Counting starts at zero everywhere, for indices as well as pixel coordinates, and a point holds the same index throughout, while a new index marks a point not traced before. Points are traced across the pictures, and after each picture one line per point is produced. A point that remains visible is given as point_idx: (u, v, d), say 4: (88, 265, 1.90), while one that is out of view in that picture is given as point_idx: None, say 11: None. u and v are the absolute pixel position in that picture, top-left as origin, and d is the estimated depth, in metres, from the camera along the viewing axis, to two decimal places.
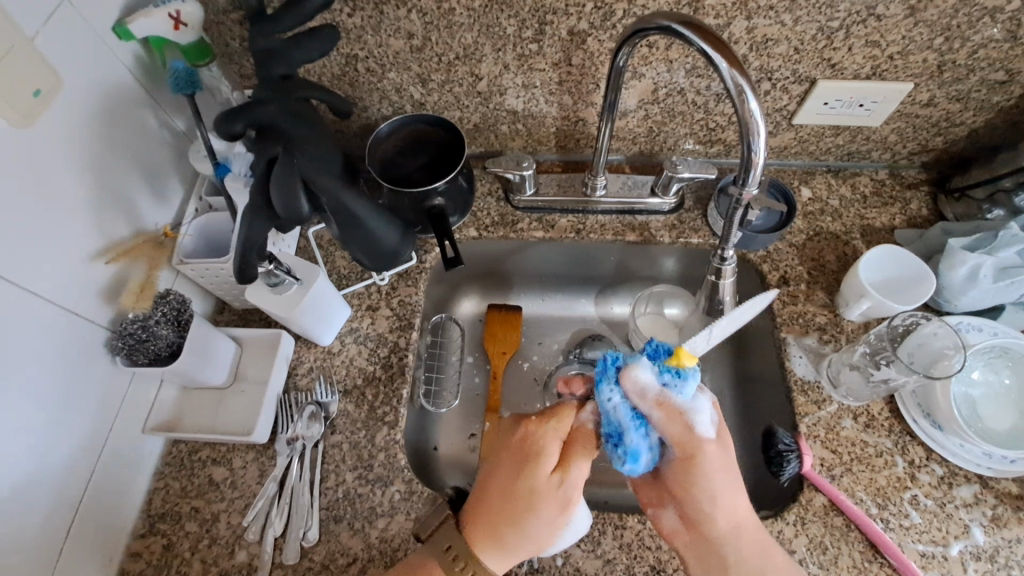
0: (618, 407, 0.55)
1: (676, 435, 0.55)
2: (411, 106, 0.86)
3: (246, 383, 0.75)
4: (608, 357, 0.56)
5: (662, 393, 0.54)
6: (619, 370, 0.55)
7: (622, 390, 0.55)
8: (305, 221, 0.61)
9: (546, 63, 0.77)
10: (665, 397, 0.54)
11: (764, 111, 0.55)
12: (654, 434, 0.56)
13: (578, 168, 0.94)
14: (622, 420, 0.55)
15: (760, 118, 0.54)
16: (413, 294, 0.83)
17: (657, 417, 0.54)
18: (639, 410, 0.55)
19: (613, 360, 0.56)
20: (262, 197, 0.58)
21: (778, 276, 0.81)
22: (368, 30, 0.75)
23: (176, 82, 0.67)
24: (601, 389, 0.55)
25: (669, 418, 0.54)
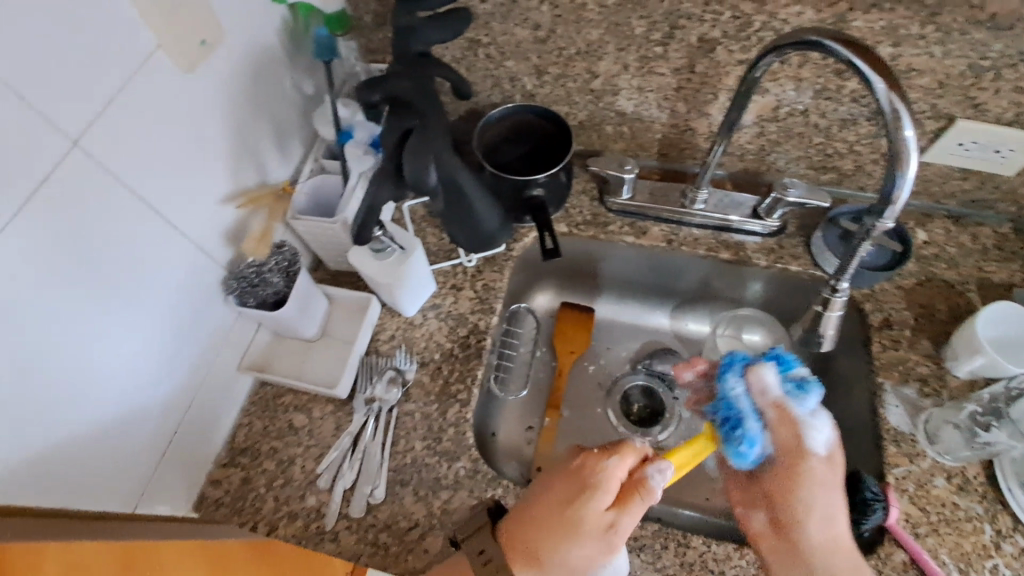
0: (741, 396, 0.60)
1: (790, 439, 0.60)
2: (521, 97, 0.87)
3: (333, 340, 0.79)
4: (736, 354, 0.62)
5: (783, 397, 0.60)
6: (745, 367, 0.61)
7: (745, 384, 0.60)
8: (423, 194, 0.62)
9: (667, 68, 0.76)
10: (784, 401, 0.60)
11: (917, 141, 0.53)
12: (767, 435, 0.60)
13: (677, 178, 0.92)
14: (743, 409, 0.59)
15: (913, 146, 0.52)
16: (497, 279, 0.85)
17: (773, 418, 0.60)
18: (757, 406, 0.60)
19: (741, 358, 0.62)
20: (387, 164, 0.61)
21: (880, 317, 0.77)
22: (496, 17, 0.76)
23: (318, 50, 0.72)
24: (726, 378, 0.61)
25: (783, 422, 0.60)
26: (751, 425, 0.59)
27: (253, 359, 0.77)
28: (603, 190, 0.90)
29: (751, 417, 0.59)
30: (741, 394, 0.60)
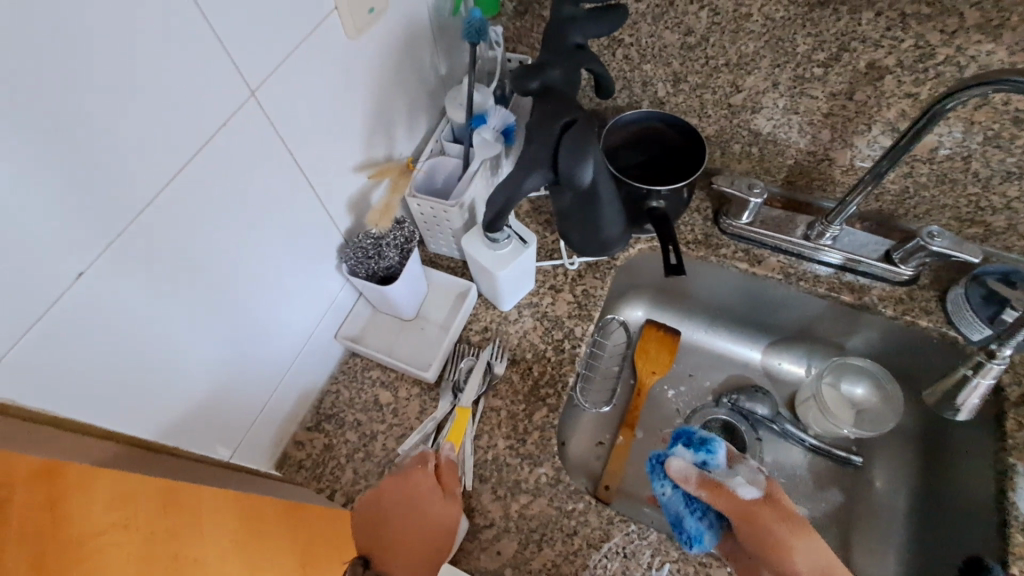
0: (670, 500, 0.60)
1: (727, 509, 0.56)
2: (649, 103, 0.84)
3: (428, 322, 0.78)
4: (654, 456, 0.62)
5: (706, 475, 0.57)
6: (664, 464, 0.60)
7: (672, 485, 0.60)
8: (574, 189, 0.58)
9: (822, 92, 0.71)
10: (707, 476, 0.57)
11: None
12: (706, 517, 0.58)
13: (800, 209, 0.87)
14: (674, 513, 0.60)
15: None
16: (598, 286, 0.82)
17: (704, 497, 0.57)
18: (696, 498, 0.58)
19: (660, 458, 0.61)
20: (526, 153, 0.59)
21: (1019, 393, 0.70)
22: (647, 18, 0.73)
23: (468, 31, 0.68)
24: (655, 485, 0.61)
25: (713, 493, 0.56)
26: (696, 521, 0.59)
27: (350, 329, 0.77)
28: (719, 211, 0.86)
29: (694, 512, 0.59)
30: (670, 497, 0.60)
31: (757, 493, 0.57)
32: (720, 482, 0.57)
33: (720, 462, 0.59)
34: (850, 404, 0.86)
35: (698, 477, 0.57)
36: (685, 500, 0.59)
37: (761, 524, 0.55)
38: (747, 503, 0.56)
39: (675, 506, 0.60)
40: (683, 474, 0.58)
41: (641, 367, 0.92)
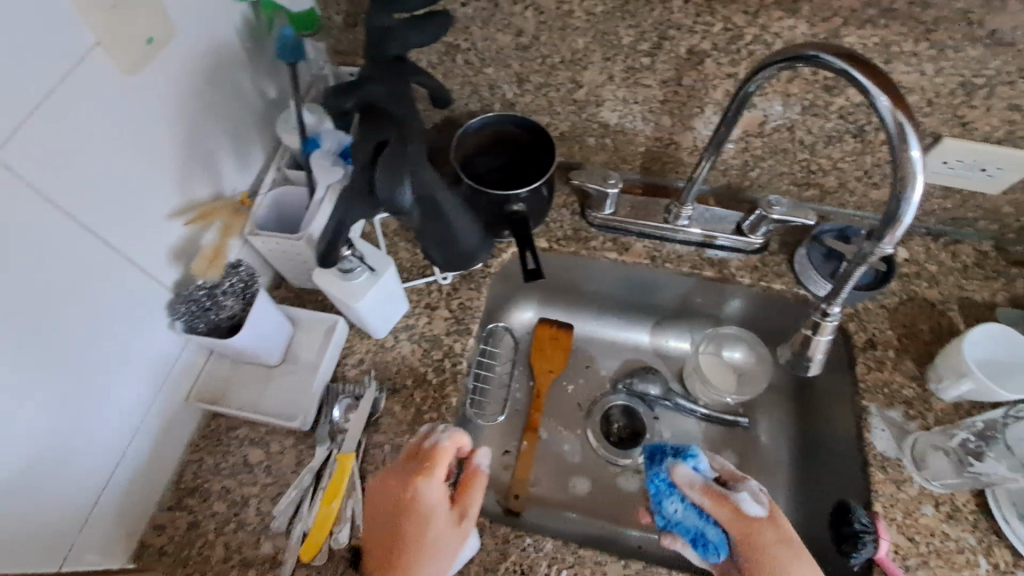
0: (682, 513, 0.64)
1: (728, 520, 0.62)
2: (501, 105, 0.83)
3: (296, 366, 0.71)
4: (652, 475, 0.66)
5: (706, 482, 0.63)
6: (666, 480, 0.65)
7: (678, 498, 0.64)
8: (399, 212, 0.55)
9: (654, 80, 0.73)
10: (711, 485, 0.64)
11: (926, 163, 0.47)
12: (712, 528, 0.63)
13: (659, 192, 0.90)
14: (693, 522, 0.63)
15: (920, 166, 0.46)
16: (475, 298, 0.80)
17: (706, 504, 0.62)
18: (703, 510, 0.63)
19: (658, 475, 0.66)
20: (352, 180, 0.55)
21: (865, 338, 0.75)
22: (477, 21, 0.71)
23: (280, 49, 0.63)
24: (663, 506, 0.64)
25: (716, 504, 0.62)
26: (715, 532, 0.63)
27: (206, 389, 0.69)
28: (584, 205, 0.87)
29: (710, 525, 0.63)
30: (681, 511, 0.64)
31: (762, 509, 0.63)
32: (723, 493, 0.63)
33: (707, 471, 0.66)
34: (732, 368, 0.91)
35: (699, 485, 0.63)
36: (695, 512, 0.64)
37: (765, 538, 0.61)
38: (758, 519, 0.62)
39: (688, 519, 0.64)
40: (691, 481, 0.63)
41: (536, 368, 0.91)
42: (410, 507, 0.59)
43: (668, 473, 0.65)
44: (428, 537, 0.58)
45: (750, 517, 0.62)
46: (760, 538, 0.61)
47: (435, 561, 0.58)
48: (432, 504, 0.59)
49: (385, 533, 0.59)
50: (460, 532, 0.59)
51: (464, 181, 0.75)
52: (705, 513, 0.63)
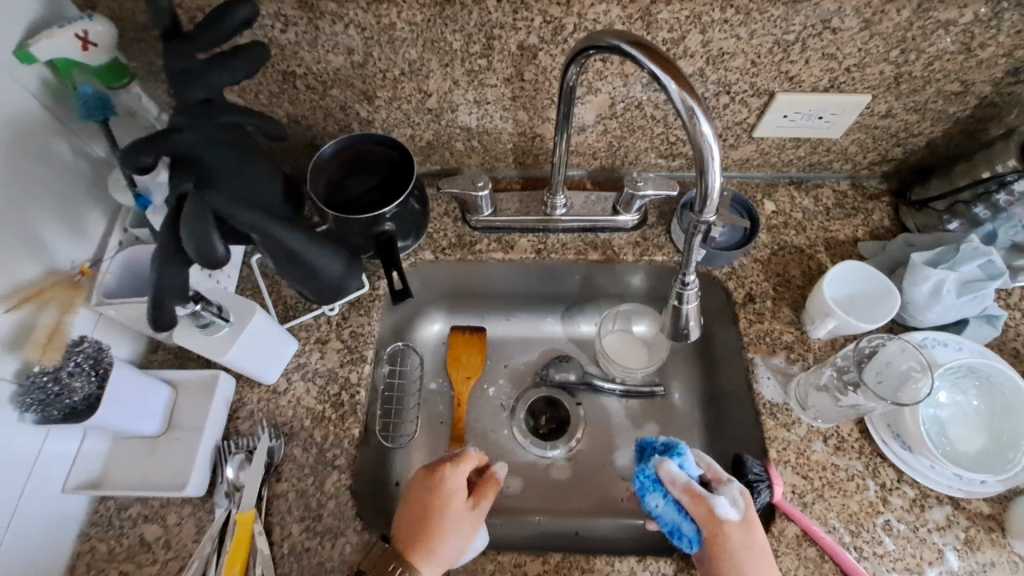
0: (664, 509, 0.61)
1: (702, 518, 0.59)
2: (358, 125, 0.82)
3: (181, 431, 0.69)
4: (640, 471, 0.63)
5: (689, 482, 0.61)
6: (653, 475, 0.63)
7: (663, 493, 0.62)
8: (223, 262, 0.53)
9: (497, 79, 0.74)
10: (693, 483, 0.61)
11: (718, 133, 0.50)
12: (688, 525, 0.61)
13: (537, 185, 0.91)
14: (672, 519, 0.61)
15: (714, 142, 0.50)
16: (365, 323, 0.79)
17: (685, 501, 0.60)
18: (683, 507, 0.61)
19: (646, 470, 0.63)
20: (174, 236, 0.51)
21: (743, 293, 0.79)
22: (303, 46, 0.70)
23: (86, 109, 0.60)
24: (648, 499, 0.62)
25: (694, 502, 0.60)
26: (689, 527, 0.60)
27: (83, 477, 0.66)
28: (464, 209, 0.87)
29: (685, 519, 0.61)
30: (662, 507, 0.61)
31: (737, 512, 0.59)
32: (702, 491, 0.60)
33: (693, 470, 0.63)
34: (640, 342, 0.94)
35: (682, 483, 0.61)
36: (674, 508, 0.61)
37: (732, 535, 0.58)
38: (727, 522, 0.59)
39: (666, 515, 0.61)
40: (673, 477, 0.61)
41: (453, 377, 0.91)
42: (438, 488, 0.62)
43: (654, 469, 0.62)
44: (441, 522, 0.61)
45: (718, 510, 0.59)
46: (725, 538, 0.58)
47: (449, 539, 0.60)
48: (457, 488, 0.62)
49: (401, 531, 0.61)
50: (474, 518, 0.62)
51: (327, 211, 0.73)
52: (683, 509, 0.61)
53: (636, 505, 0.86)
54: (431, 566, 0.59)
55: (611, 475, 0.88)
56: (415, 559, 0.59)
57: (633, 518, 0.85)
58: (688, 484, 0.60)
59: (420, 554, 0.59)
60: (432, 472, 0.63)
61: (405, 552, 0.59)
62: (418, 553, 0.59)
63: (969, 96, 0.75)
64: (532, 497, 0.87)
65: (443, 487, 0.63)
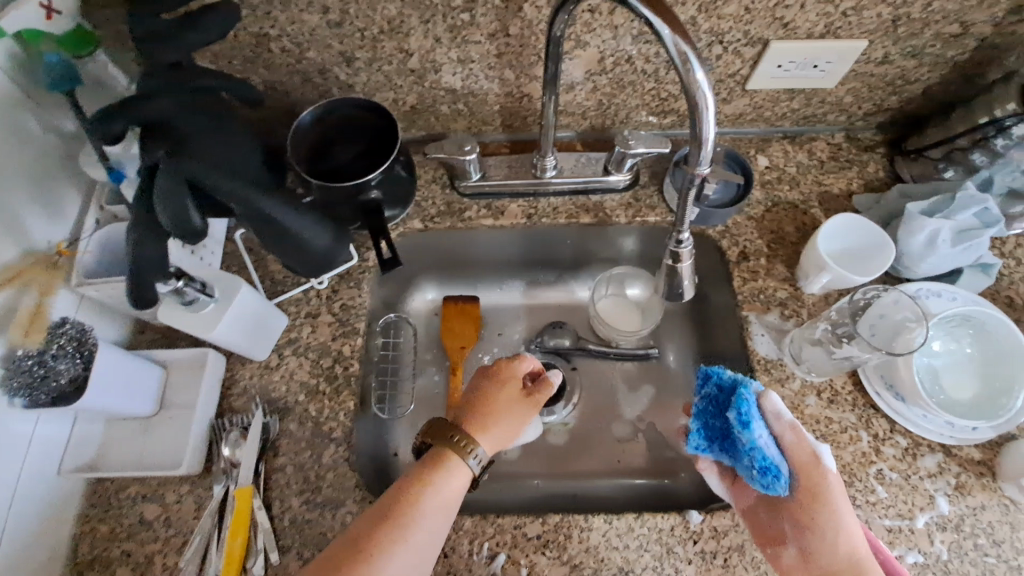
0: (767, 441, 0.56)
1: (801, 458, 0.57)
2: (338, 89, 0.79)
3: (174, 410, 0.68)
4: (740, 397, 0.57)
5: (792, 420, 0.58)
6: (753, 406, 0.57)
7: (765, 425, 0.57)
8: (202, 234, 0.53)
9: (481, 35, 0.71)
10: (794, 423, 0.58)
11: (711, 82, 0.48)
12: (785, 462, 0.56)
13: (525, 147, 0.89)
14: (772, 454, 0.55)
15: (708, 90, 0.48)
16: (356, 296, 0.77)
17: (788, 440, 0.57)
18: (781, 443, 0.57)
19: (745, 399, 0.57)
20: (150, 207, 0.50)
21: (738, 251, 0.78)
22: (275, 4, 0.67)
23: (51, 79, 0.59)
24: (754, 428, 0.55)
25: (796, 439, 0.57)
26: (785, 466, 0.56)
27: (79, 459, 0.65)
28: (451, 176, 0.85)
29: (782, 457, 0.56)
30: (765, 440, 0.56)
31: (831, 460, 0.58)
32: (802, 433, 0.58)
33: None
34: (634, 305, 0.93)
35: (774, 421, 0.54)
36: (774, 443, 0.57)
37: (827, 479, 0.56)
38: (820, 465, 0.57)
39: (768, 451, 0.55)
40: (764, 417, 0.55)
41: (449, 345, 0.89)
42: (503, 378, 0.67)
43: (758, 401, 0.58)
44: (505, 403, 0.65)
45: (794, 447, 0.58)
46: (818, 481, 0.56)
47: (507, 419, 0.64)
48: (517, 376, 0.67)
49: (463, 413, 0.65)
50: (530, 407, 0.65)
51: (310, 181, 0.71)
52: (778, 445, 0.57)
53: (634, 465, 0.86)
54: (490, 440, 0.63)
55: (606, 439, 0.88)
56: (477, 434, 0.62)
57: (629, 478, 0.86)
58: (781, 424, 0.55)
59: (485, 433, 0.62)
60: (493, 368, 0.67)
61: (471, 431, 0.62)
62: (486, 431, 0.63)
63: (968, 39, 0.73)
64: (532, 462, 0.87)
65: (507, 378, 0.67)
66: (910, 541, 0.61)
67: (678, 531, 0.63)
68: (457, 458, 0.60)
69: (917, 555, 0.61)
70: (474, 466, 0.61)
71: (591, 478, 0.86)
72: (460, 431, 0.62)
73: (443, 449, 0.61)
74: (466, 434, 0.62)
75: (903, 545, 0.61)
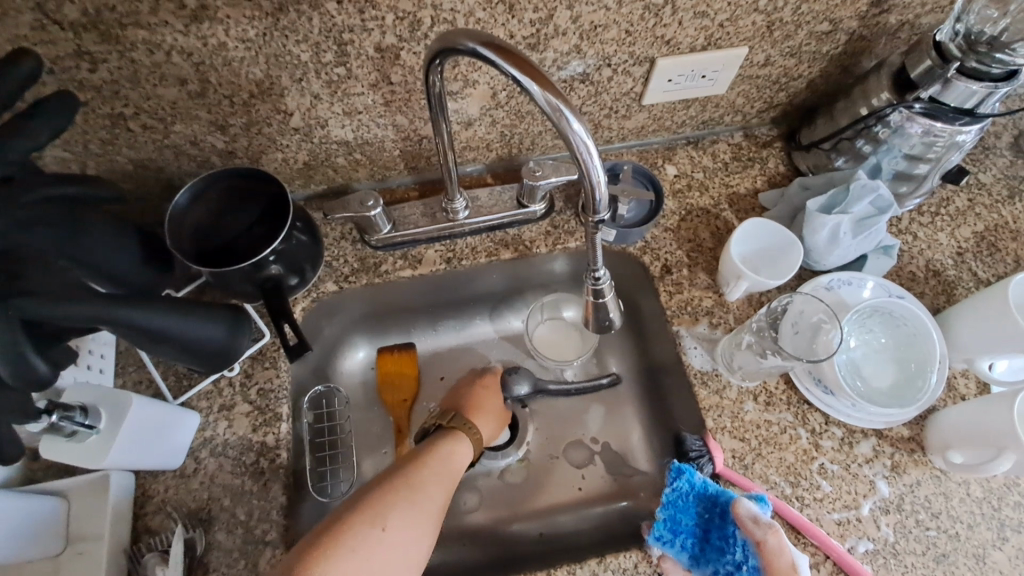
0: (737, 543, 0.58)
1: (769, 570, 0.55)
2: (219, 157, 0.72)
3: (83, 543, 0.61)
4: (725, 498, 0.61)
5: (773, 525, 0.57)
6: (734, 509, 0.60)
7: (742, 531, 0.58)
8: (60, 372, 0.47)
9: (362, 86, 0.67)
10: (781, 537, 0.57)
11: (589, 128, 0.47)
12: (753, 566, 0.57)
13: (435, 188, 0.85)
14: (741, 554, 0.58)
15: (586, 136, 0.47)
16: (273, 376, 0.71)
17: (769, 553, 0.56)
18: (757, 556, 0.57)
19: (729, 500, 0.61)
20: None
21: (659, 266, 0.78)
22: (123, 83, 0.60)
23: None
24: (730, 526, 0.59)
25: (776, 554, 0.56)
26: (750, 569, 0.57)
27: None
28: (360, 230, 0.80)
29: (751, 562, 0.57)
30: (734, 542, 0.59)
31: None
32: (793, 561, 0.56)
33: None
34: (571, 328, 0.91)
35: (761, 521, 0.57)
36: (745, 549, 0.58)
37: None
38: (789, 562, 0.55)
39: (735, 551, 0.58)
40: (755, 518, 0.57)
41: (388, 402, 0.85)
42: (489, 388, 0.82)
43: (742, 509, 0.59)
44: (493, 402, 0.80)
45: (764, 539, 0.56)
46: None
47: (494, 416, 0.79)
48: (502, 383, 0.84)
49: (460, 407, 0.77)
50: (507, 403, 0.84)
51: (199, 268, 0.65)
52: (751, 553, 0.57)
53: (596, 492, 0.85)
54: (483, 424, 0.77)
55: (565, 469, 0.86)
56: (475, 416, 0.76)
57: (591, 506, 0.84)
58: (769, 524, 0.57)
59: (482, 414, 0.77)
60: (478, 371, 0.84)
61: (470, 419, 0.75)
62: (481, 414, 0.77)
63: (839, 34, 0.76)
64: (492, 509, 0.84)
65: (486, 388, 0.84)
66: (859, 531, 0.63)
67: (641, 567, 0.62)
68: (463, 436, 0.72)
69: (868, 542, 0.63)
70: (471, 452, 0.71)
71: (555, 514, 0.84)
72: (460, 416, 0.74)
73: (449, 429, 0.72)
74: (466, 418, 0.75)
75: (853, 536, 0.63)
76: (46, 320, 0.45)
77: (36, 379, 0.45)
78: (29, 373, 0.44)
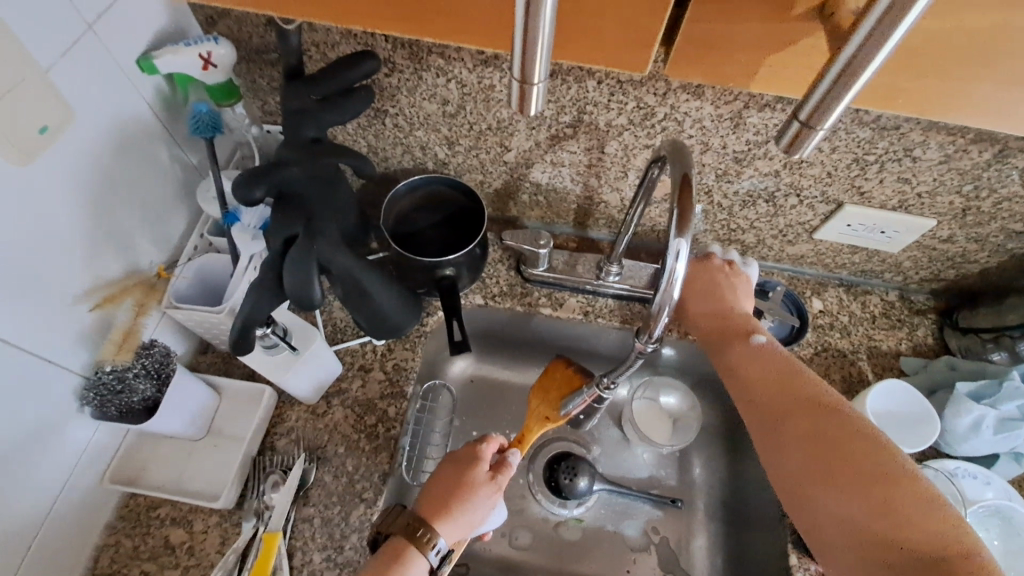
0: None
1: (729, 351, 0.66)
2: (434, 164, 0.84)
3: (221, 438, 0.71)
4: None
5: None
6: None
7: None
8: (317, 305, 0.58)
9: (577, 147, 0.76)
10: None
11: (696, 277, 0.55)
12: None
13: (592, 245, 0.93)
14: None
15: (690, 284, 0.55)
16: (409, 358, 0.80)
17: None
18: None
19: None
20: (273, 277, 0.56)
21: None
22: (402, 90, 0.73)
23: (196, 126, 0.65)
24: None
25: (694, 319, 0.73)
26: None
27: (124, 470, 0.68)
28: (519, 260, 0.89)
29: None
30: None
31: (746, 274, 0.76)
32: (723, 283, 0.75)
33: None
34: (667, 416, 0.91)
35: None
36: None
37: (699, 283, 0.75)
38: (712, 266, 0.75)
39: None
40: None
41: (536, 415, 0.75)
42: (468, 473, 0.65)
43: None
44: (472, 495, 0.64)
45: None
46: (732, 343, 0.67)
47: (472, 513, 0.63)
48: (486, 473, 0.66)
49: (429, 498, 0.64)
50: (496, 489, 0.65)
51: (392, 247, 0.76)
52: None
53: None
54: (451, 533, 0.61)
55: (620, 548, 0.86)
56: (438, 526, 0.61)
57: None
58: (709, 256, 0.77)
59: (450, 518, 0.62)
60: (467, 458, 0.67)
61: (430, 520, 0.61)
62: (446, 517, 0.62)
63: None
64: (541, 555, 0.86)
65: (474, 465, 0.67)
66: None
67: None
68: (417, 552, 0.59)
69: None
70: (433, 558, 0.59)
71: None
72: (417, 524, 0.60)
73: (403, 534, 0.60)
74: (422, 526, 0.60)
75: None
76: (322, 260, 0.56)
77: (305, 302, 0.57)
78: (305, 290, 0.55)
